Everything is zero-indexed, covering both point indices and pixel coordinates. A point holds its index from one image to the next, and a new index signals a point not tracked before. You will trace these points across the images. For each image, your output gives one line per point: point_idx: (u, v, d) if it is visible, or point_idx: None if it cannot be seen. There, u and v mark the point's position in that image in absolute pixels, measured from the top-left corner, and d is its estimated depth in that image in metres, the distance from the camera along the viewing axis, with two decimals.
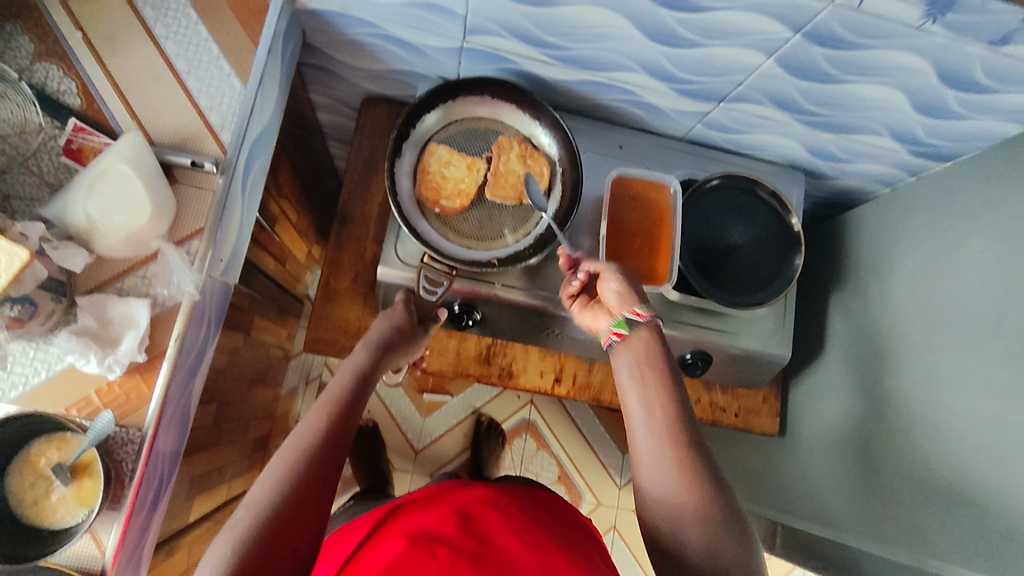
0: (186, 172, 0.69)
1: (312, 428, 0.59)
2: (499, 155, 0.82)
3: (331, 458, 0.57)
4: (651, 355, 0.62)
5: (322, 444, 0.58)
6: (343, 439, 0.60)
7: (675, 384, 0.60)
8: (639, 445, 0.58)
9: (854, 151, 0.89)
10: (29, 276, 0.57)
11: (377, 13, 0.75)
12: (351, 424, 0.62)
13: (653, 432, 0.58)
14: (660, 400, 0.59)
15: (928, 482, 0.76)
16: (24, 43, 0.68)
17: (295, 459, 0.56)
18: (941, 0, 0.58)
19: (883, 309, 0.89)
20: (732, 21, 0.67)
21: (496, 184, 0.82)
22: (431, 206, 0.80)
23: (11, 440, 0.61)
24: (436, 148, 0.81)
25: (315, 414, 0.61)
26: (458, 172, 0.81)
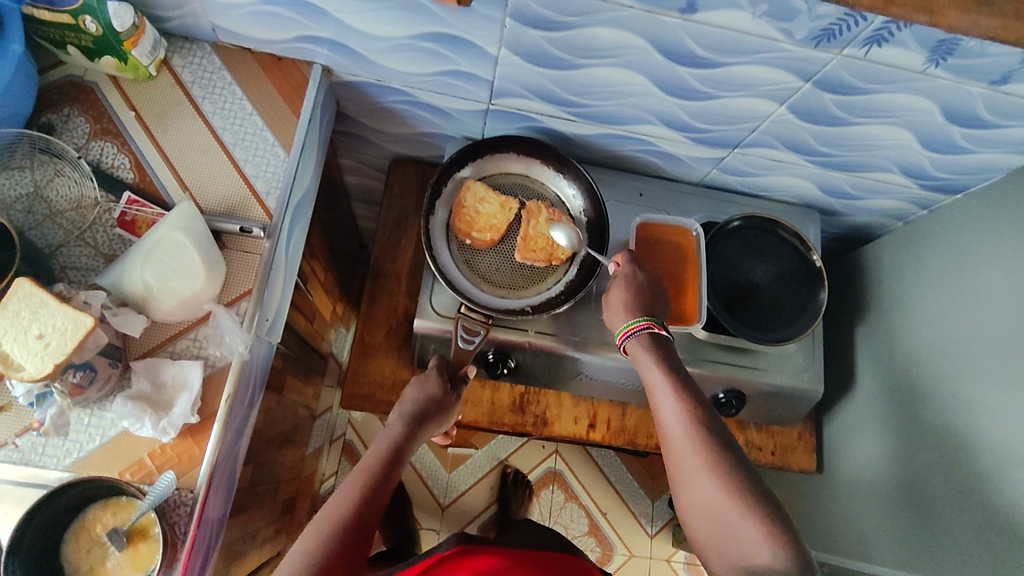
0: (234, 238, 0.72)
1: (346, 500, 0.63)
2: (533, 216, 0.84)
3: (356, 538, 0.61)
4: (660, 362, 0.69)
5: (350, 521, 0.61)
6: (373, 516, 0.63)
7: (691, 390, 0.66)
8: (675, 457, 0.63)
9: (866, 189, 0.92)
10: (90, 342, 0.59)
11: (409, 81, 0.80)
12: (382, 499, 0.65)
13: (680, 437, 0.63)
14: (676, 406, 0.64)
15: (973, 512, 0.75)
16: (80, 123, 0.72)
17: (327, 534, 0.60)
18: (942, 47, 0.62)
19: (910, 339, 0.90)
20: (746, 74, 0.71)
21: (526, 247, 0.83)
22: (463, 237, 0.83)
23: (69, 507, 0.61)
24: (473, 184, 0.85)
25: (349, 486, 0.65)
26: (492, 208, 0.84)
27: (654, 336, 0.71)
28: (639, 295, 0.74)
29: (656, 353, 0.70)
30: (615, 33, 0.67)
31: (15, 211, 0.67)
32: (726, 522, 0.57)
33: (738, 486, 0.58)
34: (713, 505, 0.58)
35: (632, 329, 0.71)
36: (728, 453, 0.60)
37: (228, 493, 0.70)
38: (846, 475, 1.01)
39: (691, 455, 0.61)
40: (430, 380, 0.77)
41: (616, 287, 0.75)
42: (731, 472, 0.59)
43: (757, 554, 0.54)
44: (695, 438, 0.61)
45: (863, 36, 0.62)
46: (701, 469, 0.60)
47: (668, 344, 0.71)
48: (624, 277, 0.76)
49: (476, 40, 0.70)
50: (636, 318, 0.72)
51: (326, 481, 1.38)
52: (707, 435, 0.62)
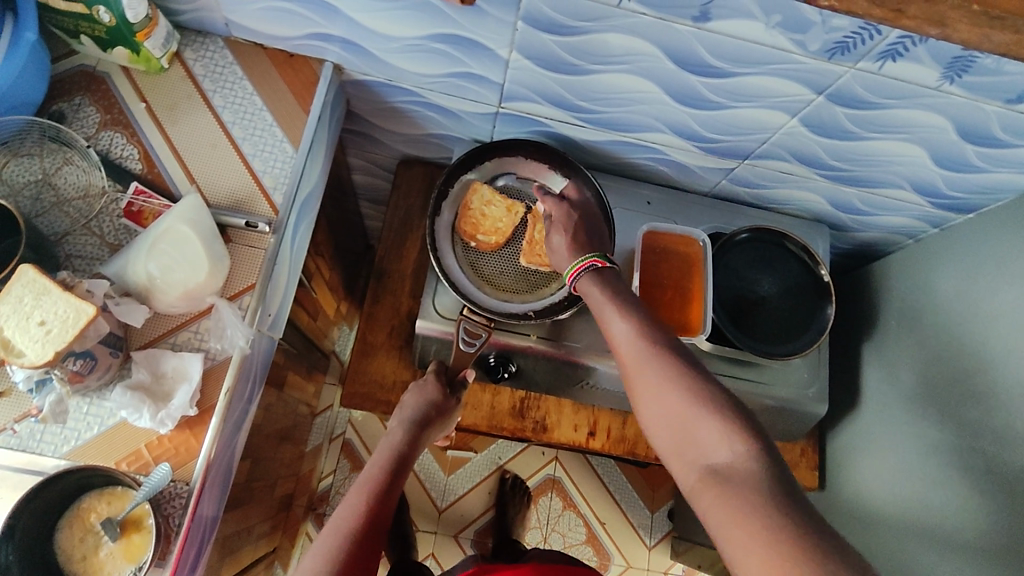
0: (240, 232, 0.72)
1: (350, 513, 0.62)
2: (535, 222, 0.84)
3: (367, 543, 0.61)
4: (605, 290, 0.66)
5: (360, 527, 0.61)
6: (382, 522, 0.63)
7: (636, 310, 0.64)
8: (629, 376, 0.61)
9: (876, 205, 0.92)
10: (92, 331, 0.59)
11: (419, 82, 0.80)
12: (389, 504, 0.65)
13: (632, 352, 0.61)
14: (628, 326, 0.62)
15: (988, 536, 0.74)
16: (91, 113, 0.73)
17: (336, 547, 0.59)
18: (957, 64, 0.62)
19: (916, 358, 0.89)
20: (758, 85, 0.70)
21: (530, 251, 0.84)
22: (467, 239, 0.84)
23: (64, 495, 0.61)
24: (481, 187, 0.85)
25: (353, 499, 0.64)
26: (498, 211, 0.84)
27: (598, 270, 0.69)
28: (577, 235, 0.74)
29: (601, 282, 0.67)
30: (627, 40, 0.66)
31: (23, 198, 0.68)
32: (684, 424, 0.55)
33: (693, 387, 0.56)
34: (670, 411, 0.56)
35: (577, 270, 0.69)
36: (682, 361, 0.58)
37: (224, 488, 0.70)
38: (850, 494, 1.00)
39: (644, 369, 0.59)
40: (429, 384, 0.77)
41: (555, 233, 0.75)
42: (686, 377, 0.57)
43: (716, 451, 0.52)
44: (648, 350, 0.59)
45: (877, 50, 0.62)
46: (656, 378, 0.58)
47: (613, 274, 0.69)
48: (559, 219, 0.76)
49: (488, 42, 0.70)
50: (583, 256, 0.70)
51: (323, 479, 1.38)
52: (658, 348, 0.59)
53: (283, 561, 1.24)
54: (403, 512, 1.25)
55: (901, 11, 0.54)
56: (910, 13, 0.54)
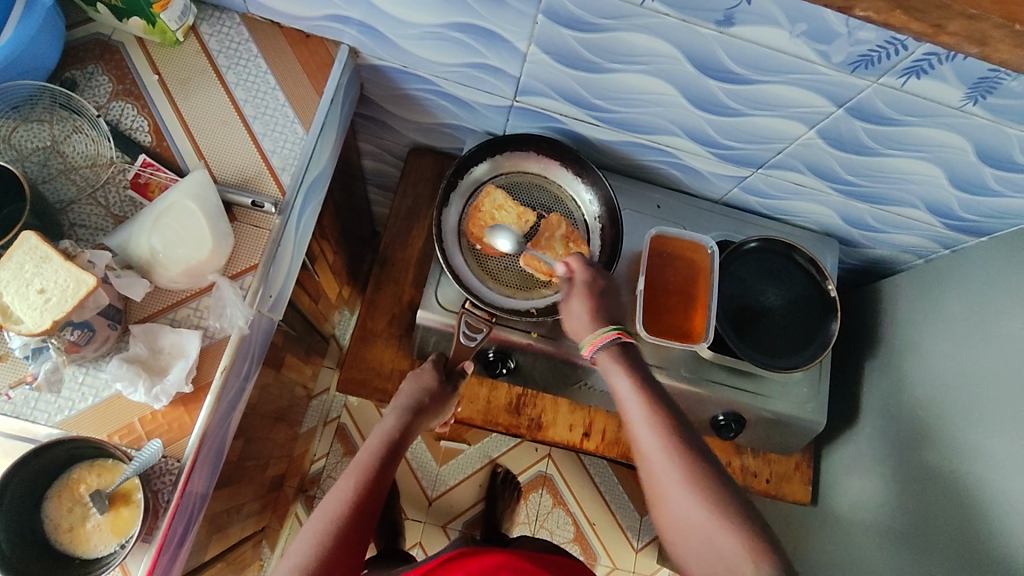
0: (245, 211, 0.71)
1: (340, 498, 0.62)
2: (546, 229, 0.83)
3: (359, 527, 0.61)
4: (628, 373, 0.66)
5: (350, 511, 0.61)
6: (372, 507, 0.63)
7: (663, 401, 0.64)
8: (649, 471, 0.62)
9: (888, 222, 0.91)
10: (91, 302, 0.59)
11: (435, 70, 0.79)
12: (381, 490, 0.65)
13: (650, 447, 0.61)
14: (644, 416, 0.63)
15: (981, 561, 0.73)
16: (103, 82, 0.72)
17: (323, 533, 0.59)
18: (982, 85, 0.61)
19: (919, 378, 0.88)
20: (777, 94, 0.69)
21: (532, 255, 0.81)
22: (475, 241, 0.82)
23: (55, 464, 0.61)
24: (494, 191, 0.83)
25: (344, 483, 0.64)
26: (508, 218, 0.82)
27: (623, 345, 0.68)
28: (601, 305, 0.72)
29: (626, 364, 0.67)
30: (648, 40, 0.65)
31: (29, 164, 0.67)
32: (707, 535, 0.56)
33: (713, 498, 0.57)
34: (690, 516, 0.57)
35: (599, 341, 0.68)
36: (706, 468, 0.59)
37: (215, 466, 0.70)
38: (842, 511, 0.99)
39: (667, 469, 0.59)
40: (425, 372, 0.78)
41: (575, 297, 0.73)
42: (713, 488, 0.57)
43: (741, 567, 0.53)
44: (667, 450, 0.60)
45: (901, 66, 0.61)
46: (678, 483, 0.58)
47: (634, 352, 0.69)
48: (586, 283, 0.73)
49: (507, 34, 0.69)
50: (604, 329, 0.69)
51: (316, 462, 1.38)
52: (676, 441, 0.60)
53: (270, 541, 1.24)
54: (393, 500, 1.25)
55: (940, 26, 0.52)
56: (949, 29, 0.51)
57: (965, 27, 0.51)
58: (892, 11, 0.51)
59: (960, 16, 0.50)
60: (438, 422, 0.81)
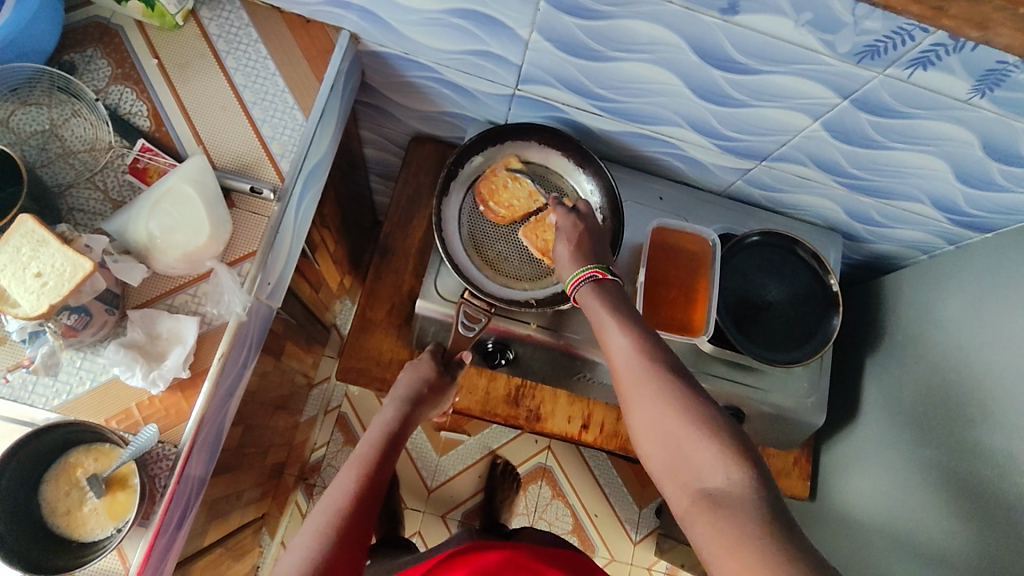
0: (244, 197, 0.71)
1: (342, 491, 0.62)
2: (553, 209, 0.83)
3: (360, 522, 0.61)
4: (606, 305, 0.66)
5: (354, 506, 0.61)
6: (373, 501, 0.63)
7: (640, 327, 0.64)
8: (626, 393, 0.61)
9: (893, 217, 0.90)
10: (88, 287, 0.59)
11: (436, 58, 0.78)
12: (381, 485, 0.65)
13: (630, 371, 0.61)
14: (625, 342, 0.62)
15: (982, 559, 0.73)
16: (102, 66, 0.72)
17: (326, 526, 0.59)
18: (990, 77, 0.60)
19: (922, 375, 0.88)
20: (781, 85, 0.69)
21: (532, 228, 0.83)
22: (480, 202, 0.84)
23: (52, 447, 0.61)
24: (515, 162, 0.85)
25: (346, 477, 0.64)
26: (519, 190, 0.83)
27: (600, 282, 0.69)
28: (582, 245, 0.74)
29: (604, 298, 0.67)
30: (651, 28, 0.65)
31: (29, 147, 0.67)
32: (681, 447, 0.55)
33: (690, 409, 0.56)
34: (662, 426, 0.56)
35: (577, 281, 0.70)
36: (680, 382, 0.58)
37: (214, 451, 0.70)
38: (842, 507, 0.99)
39: (641, 385, 0.59)
40: (423, 363, 0.78)
41: (560, 242, 0.75)
42: (685, 398, 0.56)
43: (714, 476, 0.52)
44: (645, 371, 0.59)
45: (908, 57, 0.60)
46: (656, 401, 0.57)
47: (614, 288, 0.69)
48: (567, 230, 0.76)
49: (509, 21, 0.69)
50: (584, 268, 0.71)
51: (316, 451, 1.38)
52: (654, 363, 0.60)
53: (270, 528, 1.25)
54: (392, 490, 1.25)
55: (942, 9, 0.49)
56: (950, 12, 0.49)
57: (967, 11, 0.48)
58: None
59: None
60: (436, 414, 0.81)
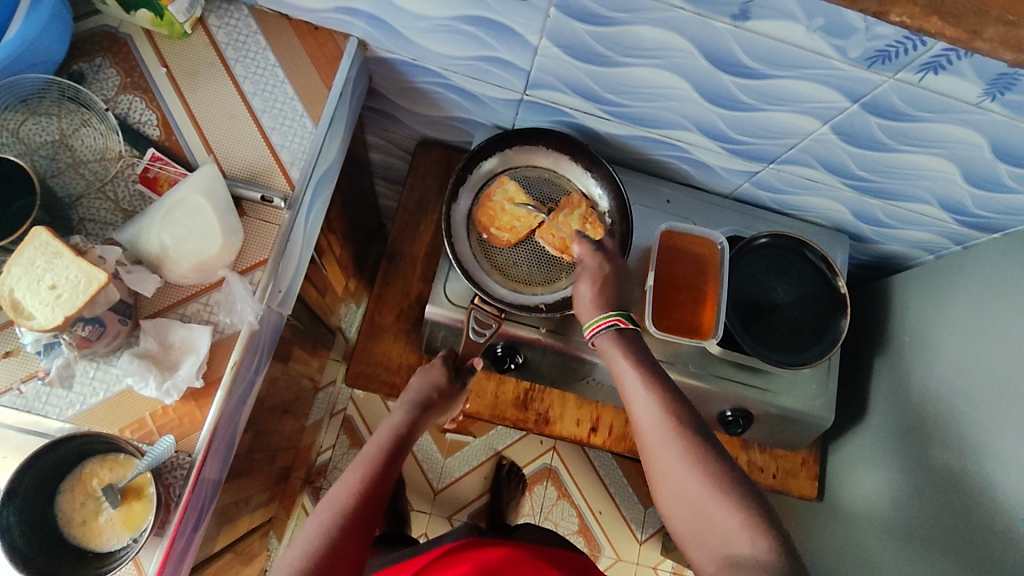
0: (255, 206, 0.71)
1: (346, 489, 0.62)
2: (566, 207, 0.83)
3: (361, 521, 0.61)
4: (628, 356, 0.66)
5: (356, 506, 0.61)
6: (377, 503, 0.63)
7: (663, 382, 0.64)
8: (649, 452, 0.61)
9: (900, 218, 0.90)
10: (103, 298, 0.59)
11: (444, 63, 0.78)
12: (386, 486, 0.65)
13: (655, 428, 0.61)
14: (649, 399, 0.63)
15: (991, 558, 0.73)
16: (111, 75, 0.72)
17: (329, 523, 0.59)
18: (1000, 81, 0.60)
19: (928, 376, 0.88)
20: (790, 89, 0.69)
21: (547, 229, 0.83)
22: (481, 229, 0.83)
23: (67, 458, 0.61)
24: (507, 182, 0.84)
25: (350, 476, 0.64)
26: (519, 209, 0.83)
27: (622, 332, 0.69)
28: (608, 289, 0.72)
29: (625, 348, 0.67)
30: (660, 33, 0.65)
31: (39, 157, 0.67)
32: (704, 512, 0.56)
33: (713, 473, 0.57)
34: (688, 492, 0.57)
35: (599, 326, 0.69)
36: (704, 445, 0.59)
37: (227, 456, 0.70)
38: (848, 507, 0.99)
39: (665, 444, 0.60)
40: (435, 368, 0.78)
41: (583, 281, 0.73)
42: (710, 463, 0.57)
43: (738, 542, 0.53)
44: (669, 432, 0.60)
45: (919, 62, 0.60)
46: (677, 463, 0.58)
47: (635, 339, 0.69)
48: (591, 268, 0.74)
49: (518, 27, 0.69)
50: (606, 313, 0.70)
51: (322, 454, 1.38)
52: (680, 423, 0.60)
53: (277, 531, 1.25)
54: (399, 491, 1.25)
55: (976, 32, 0.50)
56: (986, 35, 0.50)
57: (1003, 34, 0.50)
58: (929, 16, 0.50)
59: (996, 21, 0.50)
60: (445, 419, 0.81)
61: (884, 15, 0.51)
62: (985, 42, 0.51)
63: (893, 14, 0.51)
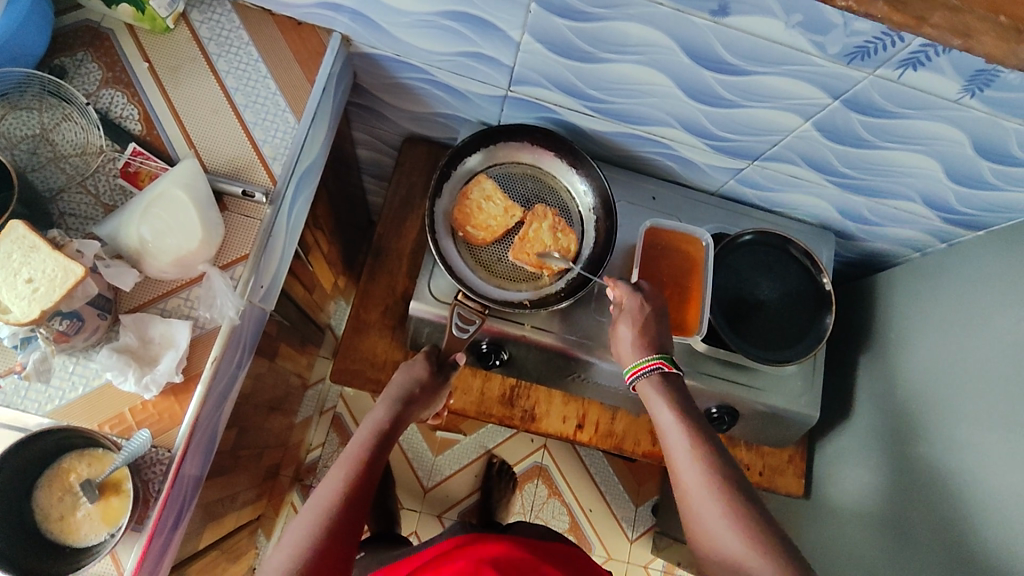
0: (236, 201, 0.71)
1: (331, 489, 0.62)
2: (533, 220, 0.83)
3: (348, 519, 0.60)
4: (670, 403, 0.69)
5: (342, 504, 0.61)
6: (362, 502, 0.63)
7: (704, 433, 0.66)
8: (688, 503, 0.63)
9: (885, 216, 0.90)
10: (80, 292, 0.59)
11: (428, 59, 0.78)
12: (372, 486, 0.64)
13: (694, 481, 0.63)
14: (689, 451, 0.65)
15: (972, 555, 0.73)
16: (93, 70, 0.71)
17: (316, 526, 0.59)
18: (980, 77, 0.60)
19: (913, 373, 0.88)
20: (772, 86, 0.69)
21: (521, 245, 0.82)
22: (458, 229, 0.82)
23: (44, 453, 0.61)
24: (484, 180, 0.83)
25: (335, 475, 0.64)
26: (495, 209, 0.82)
27: (664, 375, 0.71)
28: (647, 329, 0.72)
29: (667, 394, 0.70)
30: (641, 30, 0.65)
31: (19, 152, 0.67)
32: (744, 570, 0.57)
33: (751, 529, 0.59)
34: (727, 548, 0.59)
35: (642, 369, 0.71)
36: (743, 500, 0.61)
37: (209, 452, 0.70)
38: (835, 504, 1.00)
39: (706, 499, 0.62)
40: (418, 364, 0.78)
41: (623, 323, 0.74)
42: (749, 521, 0.59)
43: None
44: (710, 487, 0.62)
45: (898, 58, 0.60)
46: (718, 519, 0.60)
47: (678, 383, 0.71)
48: (632, 310, 0.74)
49: (501, 23, 0.69)
50: (649, 356, 0.72)
51: (312, 451, 1.38)
52: (719, 477, 0.62)
53: (266, 529, 1.25)
54: (388, 489, 1.25)
55: (922, 19, 0.55)
56: (931, 20, 0.55)
57: (948, 18, 0.55)
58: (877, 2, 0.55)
59: (942, 7, 0.55)
60: (429, 414, 0.82)
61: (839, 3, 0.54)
62: (933, 26, 0.55)
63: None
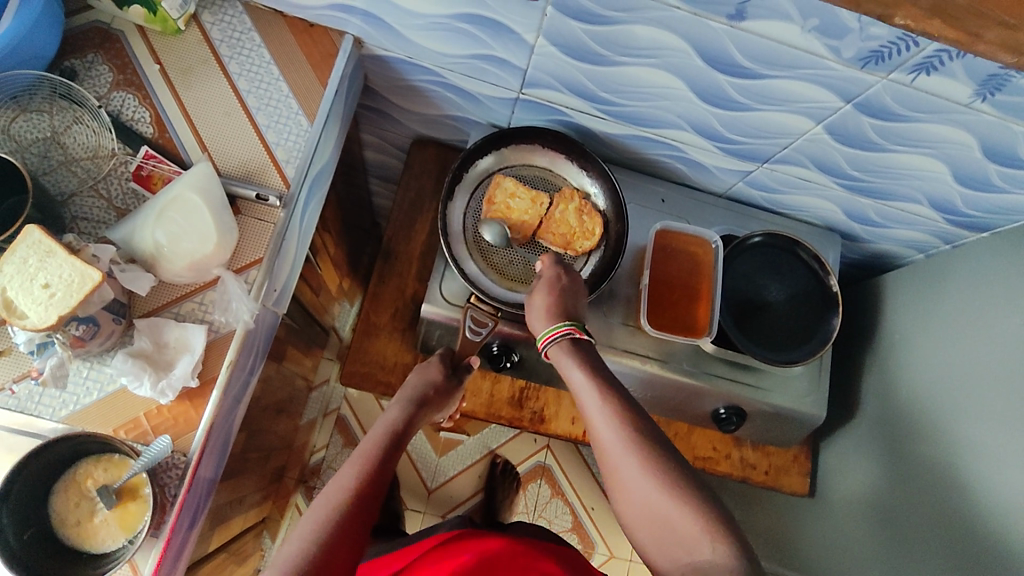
0: (250, 204, 0.71)
1: (339, 487, 0.61)
2: (559, 202, 0.83)
3: (360, 514, 0.59)
4: (582, 364, 0.64)
5: (354, 499, 0.60)
6: (375, 498, 0.62)
7: (617, 390, 0.62)
8: (609, 464, 0.59)
9: (891, 218, 0.91)
10: (96, 297, 0.58)
11: (439, 61, 0.78)
12: (381, 486, 0.63)
13: (613, 440, 0.58)
14: (603, 408, 0.60)
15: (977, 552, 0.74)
16: (103, 72, 0.71)
17: (325, 520, 0.57)
18: (992, 81, 0.61)
19: (917, 373, 0.89)
20: (785, 89, 0.69)
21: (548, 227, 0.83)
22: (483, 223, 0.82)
23: (60, 458, 0.61)
24: (503, 180, 0.83)
25: (346, 473, 0.63)
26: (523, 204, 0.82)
27: (576, 341, 0.66)
28: (561, 299, 0.70)
29: (580, 357, 0.65)
30: (656, 32, 0.65)
31: (30, 155, 0.66)
32: (667, 521, 0.54)
33: (673, 483, 0.55)
34: (651, 504, 0.55)
35: (553, 336, 0.66)
36: (662, 452, 0.57)
37: (222, 456, 0.70)
38: (840, 502, 1.00)
39: (626, 456, 0.57)
40: (432, 365, 0.79)
41: (539, 291, 0.72)
42: (670, 475, 0.55)
43: (699, 549, 0.52)
44: (628, 444, 0.57)
45: (912, 62, 0.60)
46: (638, 474, 0.56)
47: (589, 348, 0.67)
48: (550, 279, 0.73)
49: (515, 25, 0.69)
50: (559, 324, 0.67)
51: (316, 453, 1.38)
52: (635, 432, 0.58)
53: (272, 530, 1.24)
54: (393, 490, 1.25)
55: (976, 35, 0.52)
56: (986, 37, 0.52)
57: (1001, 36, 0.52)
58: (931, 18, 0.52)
59: (994, 24, 0.52)
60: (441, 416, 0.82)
61: (888, 17, 0.53)
62: (986, 44, 0.52)
63: (897, 16, 0.53)
